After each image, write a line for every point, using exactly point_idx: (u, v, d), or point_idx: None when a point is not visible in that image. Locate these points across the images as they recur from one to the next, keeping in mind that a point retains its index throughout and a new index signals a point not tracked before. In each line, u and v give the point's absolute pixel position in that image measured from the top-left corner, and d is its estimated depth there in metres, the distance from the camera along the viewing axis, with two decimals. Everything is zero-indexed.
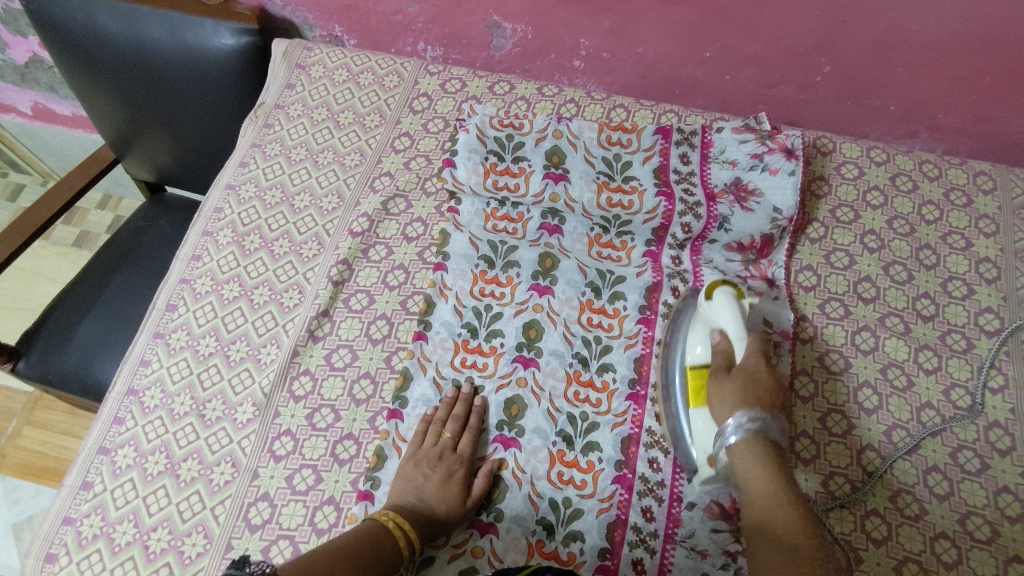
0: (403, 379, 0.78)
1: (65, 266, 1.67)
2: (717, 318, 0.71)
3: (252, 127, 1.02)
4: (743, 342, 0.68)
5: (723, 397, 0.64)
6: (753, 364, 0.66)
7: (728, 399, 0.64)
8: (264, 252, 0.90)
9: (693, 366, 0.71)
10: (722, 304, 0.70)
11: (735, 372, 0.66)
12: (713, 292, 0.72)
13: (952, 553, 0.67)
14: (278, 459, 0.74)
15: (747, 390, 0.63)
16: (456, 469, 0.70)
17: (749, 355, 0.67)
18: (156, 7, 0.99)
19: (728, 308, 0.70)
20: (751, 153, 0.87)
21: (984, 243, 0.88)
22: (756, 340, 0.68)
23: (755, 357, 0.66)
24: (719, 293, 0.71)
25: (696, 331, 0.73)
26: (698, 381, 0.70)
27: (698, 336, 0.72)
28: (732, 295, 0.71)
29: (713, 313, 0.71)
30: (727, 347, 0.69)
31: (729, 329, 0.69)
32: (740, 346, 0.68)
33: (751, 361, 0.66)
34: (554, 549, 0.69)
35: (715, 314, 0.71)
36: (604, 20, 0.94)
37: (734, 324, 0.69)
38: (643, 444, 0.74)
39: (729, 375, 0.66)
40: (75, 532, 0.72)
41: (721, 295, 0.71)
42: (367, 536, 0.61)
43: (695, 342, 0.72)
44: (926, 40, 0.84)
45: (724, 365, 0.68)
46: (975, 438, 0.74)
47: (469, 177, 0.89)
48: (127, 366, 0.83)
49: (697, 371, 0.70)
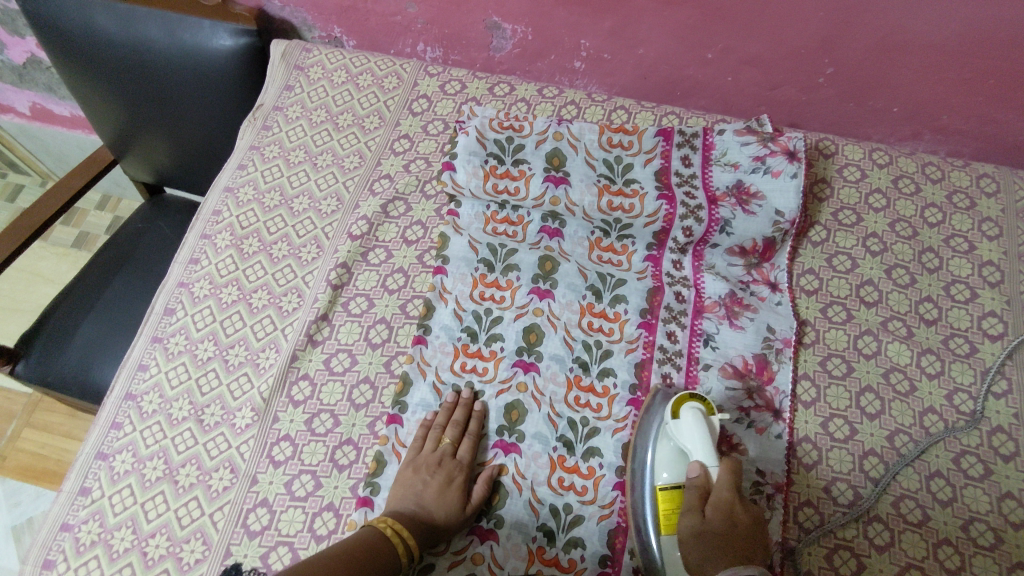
0: (402, 384, 0.77)
1: (64, 267, 1.66)
2: (689, 444, 0.66)
3: (251, 128, 1.01)
4: (715, 472, 0.64)
5: (701, 549, 0.60)
6: (730, 501, 0.61)
7: (709, 553, 0.60)
8: (262, 256, 0.90)
9: (662, 490, 0.66)
10: (689, 423, 0.66)
11: (710, 513, 0.62)
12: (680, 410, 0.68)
13: (955, 560, 0.67)
14: (277, 465, 0.74)
15: (725, 542, 0.60)
16: (455, 475, 0.70)
17: (724, 490, 0.62)
18: (154, 8, 0.98)
19: (697, 432, 0.65)
20: (753, 156, 0.86)
21: (987, 246, 0.87)
22: (729, 470, 0.63)
23: (731, 492, 0.62)
24: (687, 410, 0.67)
25: (664, 451, 0.68)
26: (668, 507, 0.65)
27: (665, 459, 0.67)
28: (700, 412, 0.66)
29: (682, 435, 0.66)
30: (702, 482, 0.64)
31: (703, 458, 0.64)
32: (714, 478, 0.64)
33: (725, 497, 0.62)
34: (555, 555, 0.68)
35: (684, 437, 0.66)
36: (605, 21, 0.94)
37: (704, 451, 0.64)
38: None
39: (706, 517, 0.62)
40: (73, 538, 0.71)
41: (691, 416, 0.66)
42: (366, 543, 0.60)
43: (663, 465, 0.67)
44: (929, 41, 0.84)
45: (698, 502, 0.63)
46: (978, 444, 0.74)
47: (469, 180, 0.88)
48: (124, 371, 0.82)
49: (667, 496, 0.66)
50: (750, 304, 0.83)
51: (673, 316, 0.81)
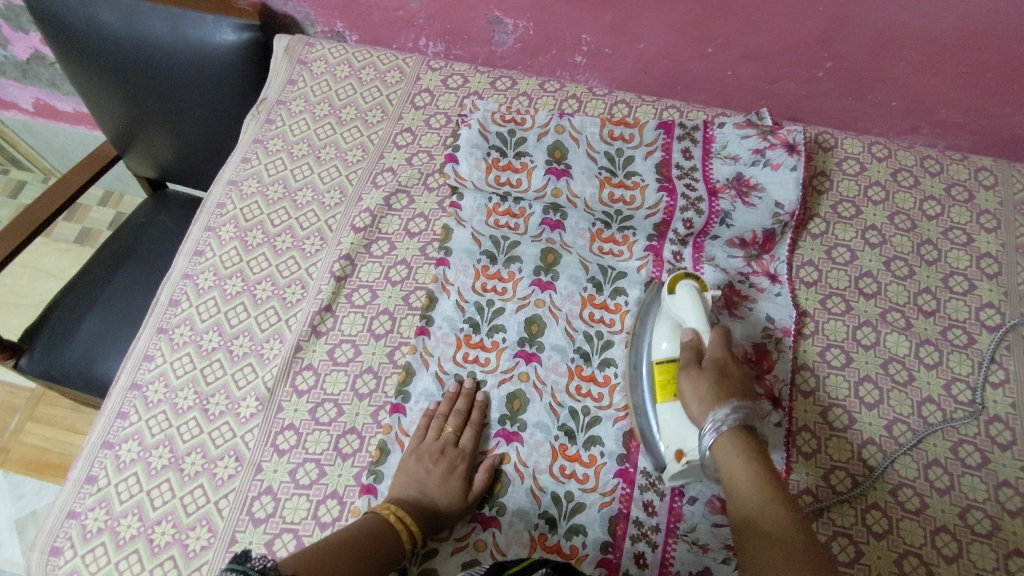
0: (406, 374, 0.78)
1: (66, 263, 1.67)
2: (683, 314, 0.72)
3: (254, 122, 1.02)
4: (707, 335, 0.70)
5: (695, 395, 0.65)
6: (722, 357, 0.67)
7: (703, 396, 0.65)
8: (266, 248, 0.90)
9: (660, 361, 0.71)
10: (684, 296, 0.72)
11: (705, 366, 0.67)
12: (675, 287, 0.74)
13: (952, 547, 0.68)
14: (281, 453, 0.75)
15: (716, 386, 0.65)
16: (458, 463, 0.70)
17: (717, 349, 0.68)
18: (157, 4, 0.99)
19: (692, 302, 0.71)
20: (753, 148, 0.87)
21: (985, 238, 0.88)
22: (720, 334, 0.69)
23: (723, 351, 0.68)
24: (681, 286, 0.73)
25: (661, 327, 0.73)
26: (666, 373, 0.70)
27: (663, 331, 0.73)
28: (694, 288, 0.72)
29: (677, 309, 0.72)
30: (697, 344, 0.69)
31: (697, 324, 0.70)
32: (707, 342, 0.70)
33: (718, 355, 0.68)
34: (556, 542, 0.69)
35: (680, 310, 0.72)
36: (605, 16, 0.94)
37: (697, 318, 0.70)
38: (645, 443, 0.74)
39: (701, 368, 0.67)
40: (79, 526, 0.72)
41: (684, 289, 0.72)
42: (368, 530, 0.61)
43: (661, 337, 0.73)
44: (926, 35, 0.84)
45: (694, 360, 0.68)
46: (975, 433, 0.75)
47: (471, 173, 0.89)
48: (130, 361, 0.83)
49: (665, 366, 0.71)
50: (750, 295, 0.84)
51: None
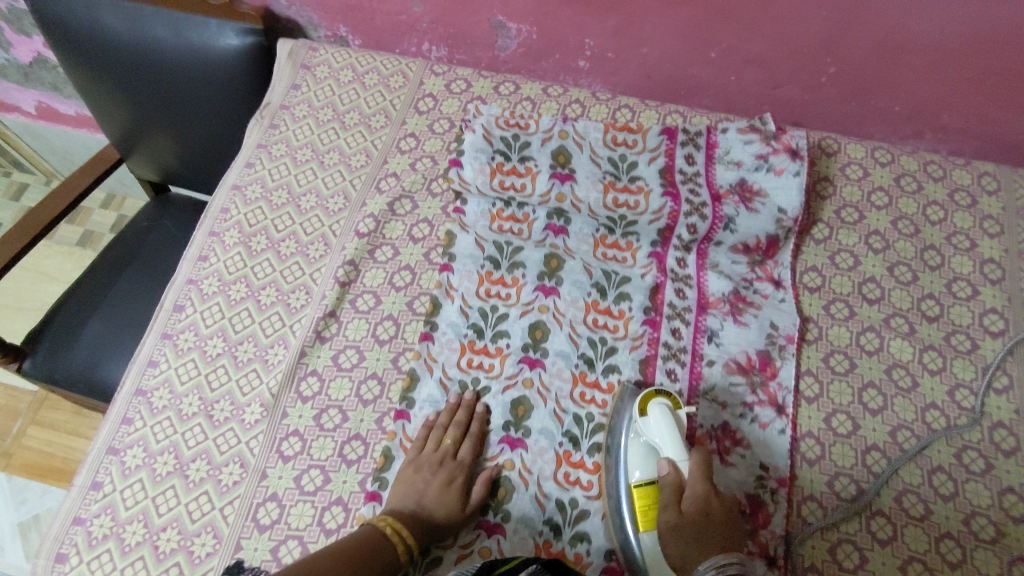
0: (410, 380, 0.78)
1: (69, 266, 1.67)
2: (658, 439, 0.67)
3: (258, 127, 1.02)
4: (686, 465, 0.65)
5: (679, 537, 0.62)
6: (704, 493, 0.63)
7: (690, 543, 0.61)
8: (270, 253, 0.90)
9: (639, 486, 0.67)
10: (658, 419, 0.68)
11: (687, 507, 0.63)
12: (647, 406, 0.70)
13: (957, 553, 0.68)
14: (286, 459, 0.75)
15: (701, 530, 0.61)
16: (456, 475, 0.70)
17: (698, 482, 0.63)
18: (161, 8, 0.99)
19: (666, 427, 0.67)
20: (756, 153, 0.87)
21: (989, 243, 0.88)
22: (700, 460, 0.65)
23: (704, 484, 0.63)
24: (654, 406, 0.69)
25: (636, 449, 0.69)
26: (645, 503, 0.66)
27: (637, 455, 0.68)
28: (668, 407, 0.69)
29: (652, 432, 0.68)
30: (676, 478, 0.64)
31: (674, 454, 0.66)
32: (686, 472, 0.65)
33: (700, 490, 0.63)
34: (561, 549, 0.69)
35: (655, 434, 0.68)
36: (609, 21, 0.94)
37: (675, 445, 0.66)
38: None
39: (682, 511, 0.62)
40: (85, 532, 0.72)
41: (658, 410, 0.68)
42: (365, 541, 0.62)
43: (634, 464, 0.68)
44: (929, 41, 0.85)
45: (674, 497, 0.63)
46: (979, 439, 0.75)
47: (475, 177, 0.89)
48: (135, 367, 0.83)
49: (643, 494, 0.66)
50: (753, 302, 0.83)
51: (676, 312, 0.82)
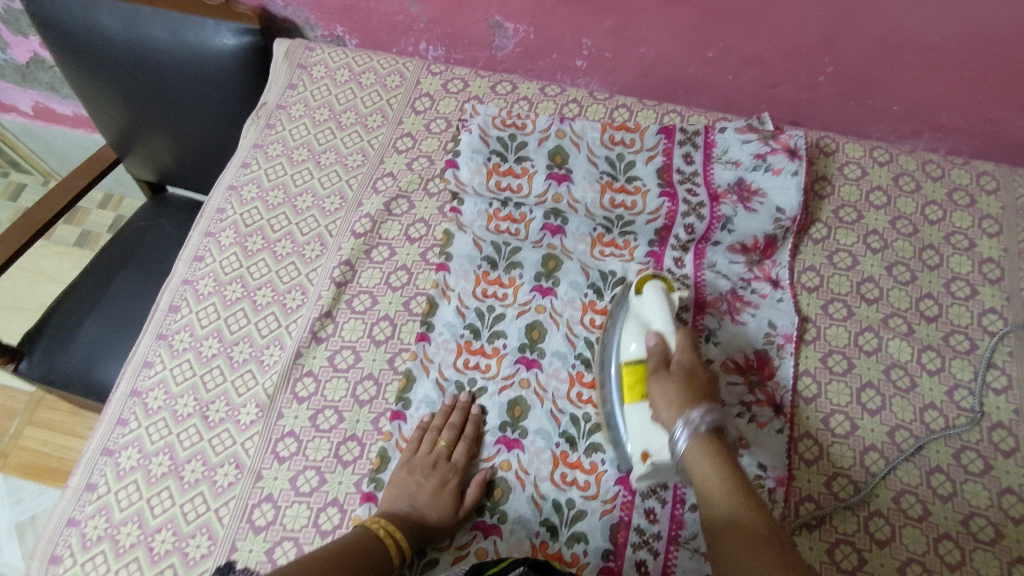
0: (406, 381, 0.78)
1: (66, 266, 1.67)
2: (650, 317, 0.73)
3: (254, 127, 1.02)
4: (673, 338, 0.70)
5: (667, 397, 0.66)
6: (691, 361, 0.69)
7: (675, 398, 0.66)
8: (266, 253, 0.90)
9: (629, 362, 0.72)
10: (652, 300, 0.72)
11: (674, 370, 0.68)
12: (642, 288, 0.74)
13: (955, 555, 0.67)
14: (281, 460, 0.74)
15: (688, 388, 0.66)
16: (450, 478, 0.70)
17: (685, 352, 0.69)
18: (159, 8, 0.99)
19: (659, 305, 0.72)
20: (754, 153, 0.87)
21: (988, 243, 0.88)
22: (687, 335, 0.71)
23: (690, 354, 0.69)
24: (649, 288, 0.73)
25: (629, 327, 0.74)
26: (635, 376, 0.71)
27: (631, 332, 0.73)
28: (661, 289, 0.73)
29: (645, 311, 0.73)
30: (664, 348, 0.70)
31: (664, 328, 0.71)
32: (673, 344, 0.70)
33: (687, 358, 0.69)
34: (558, 550, 0.69)
35: (647, 312, 0.73)
36: (606, 20, 0.94)
37: (664, 321, 0.71)
38: (640, 494, 0.71)
39: (670, 373, 0.68)
40: (79, 534, 0.72)
41: (652, 291, 0.73)
42: (357, 544, 0.62)
43: (628, 338, 0.73)
44: (928, 41, 0.84)
45: (662, 364, 0.69)
46: (978, 439, 0.74)
47: (472, 178, 0.88)
48: (130, 368, 0.83)
49: (634, 367, 0.71)
50: (751, 301, 0.83)
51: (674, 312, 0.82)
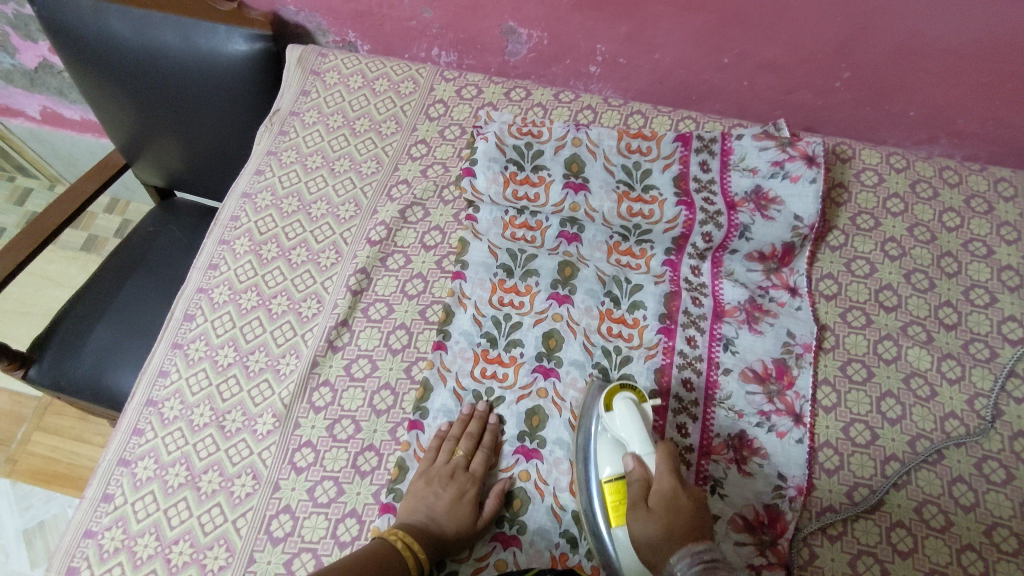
0: (423, 390, 0.77)
1: (74, 271, 1.66)
2: (625, 435, 0.67)
3: (268, 134, 1.01)
4: (652, 460, 0.65)
5: (649, 536, 0.61)
6: (671, 488, 0.62)
7: (659, 541, 0.60)
8: (281, 261, 0.90)
9: (609, 484, 0.66)
10: (624, 417, 0.67)
11: (655, 503, 0.62)
12: (613, 401, 0.69)
13: (978, 566, 0.67)
14: (299, 471, 0.74)
15: (670, 525, 0.60)
16: (467, 489, 0.69)
17: (665, 479, 0.63)
18: (169, 13, 0.99)
19: (632, 422, 0.66)
20: (772, 160, 0.87)
21: (1007, 250, 0.87)
22: (665, 454, 0.65)
23: (670, 479, 0.63)
24: (620, 401, 0.68)
25: (604, 447, 0.68)
26: (617, 500, 0.65)
27: (606, 453, 0.67)
28: (631, 401, 0.68)
29: (619, 428, 0.67)
30: (642, 472, 0.64)
31: (640, 448, 0.65)
32: (653, 467, 0.64)
33: (667, 485, 0.63)
34: (578, 562, 0.68)
35: (621, 429, 0.67)
36: (620, 26, 0.94)
37: (640, 440, 0.66)
38: None
39: (650, 508, 0.62)
40: (96, 545, 0.71)
41: (623, 407, 0.67)
42: (376, 556, 0.61)
43: (605, 460, 0.67)
44: (946, 47, 0.84)
45: (643, 494, 0.63)
46: (999, 449, 0.74)
47: (489, 187, 0.87)
48: (145, 377, 0.82)
49: (615, 489, 0.66)
50: (770, 310, 0.83)
51: (691, 320, 0.81)
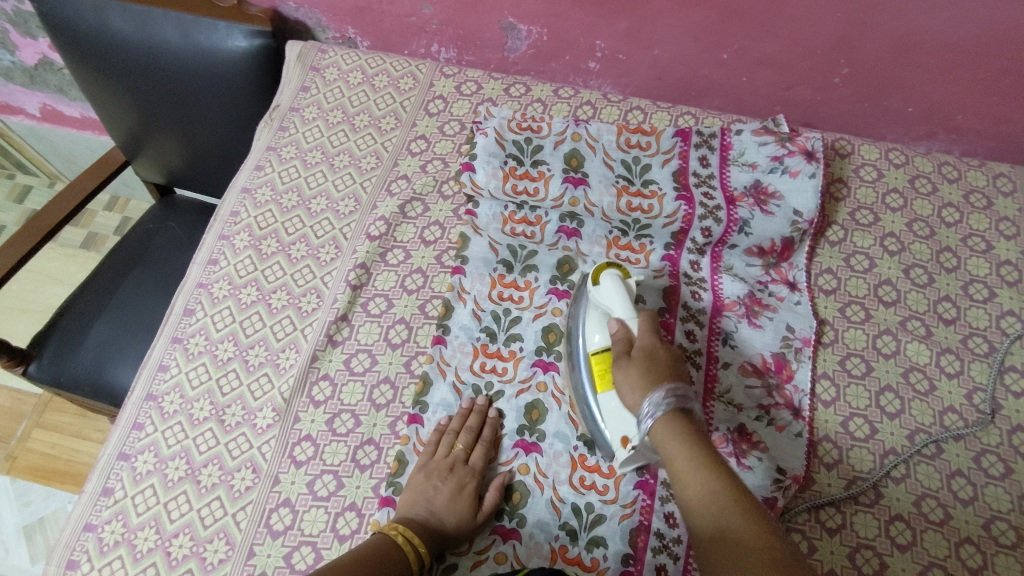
0: (422, 384, 0.77)
1: (73, 268, 1.66)
2: (610, 304, 0.71)
3: (267, 130, 1.01)
4: (635, 323, 0.69)
5: (629, 385, 0.64)
6: (651, 344, 0.67)
7: (637, 385, 0.64)
8: (281, 256, 0.90)
9: (595, 352, 0.71)
10: (609, 287, 0.71)
11: (636, 355, 0.66)
12: (600, 277, 0.73)
13: (977, 559, 0.67)
14: (299, 464, 0.74)
15: (649, 372, 0.64)
16: (467, 481, 0.70)
17: (646, 337, 0.67)
18: (170, 10, 0.99)
19: (617, 291, 0.70)
20: (771, 156, 0.87)
21: (1005, 246, 0.87)
22: (648, 319, 0.69)
23: (651, 337, 0.67)
24: (606, 276, 0.72)
25: (592, 319, 0.73)
26: (603, 365, 0.69)
27: (594, 324, 0.72)
28: (618, 276, 0.72)
29: (604, 298, 0.71)
30: (625, 334, 0.68)
31: (624, 314, 0.69)
32: (635, 330, 0.68)
33: (648, 342, 0.67)
34: (577, 554, 0.68)
35: (606, 299, 0.71)
36: (620, 22, 0.94)
37: (623, 307, 0.70)
38: (659, 497, 0.71)
39: (631, 360, 0.66)
40: (96, 538, 0.71)
41: (608, 279, 0.72)
42: (376, 551, 0.61)
43: (593, 330, 0.72)
44: (945, 42, 0.84)
45: (625, 351, 0.67)
46: (998, 443, 0.74)
47: (488, 182, 0.88)
48: (145, 371, 0.82)
49: (600, 356, 0.70)
50: (769, 304, 0.83)
51: (690, 314, 0.82)
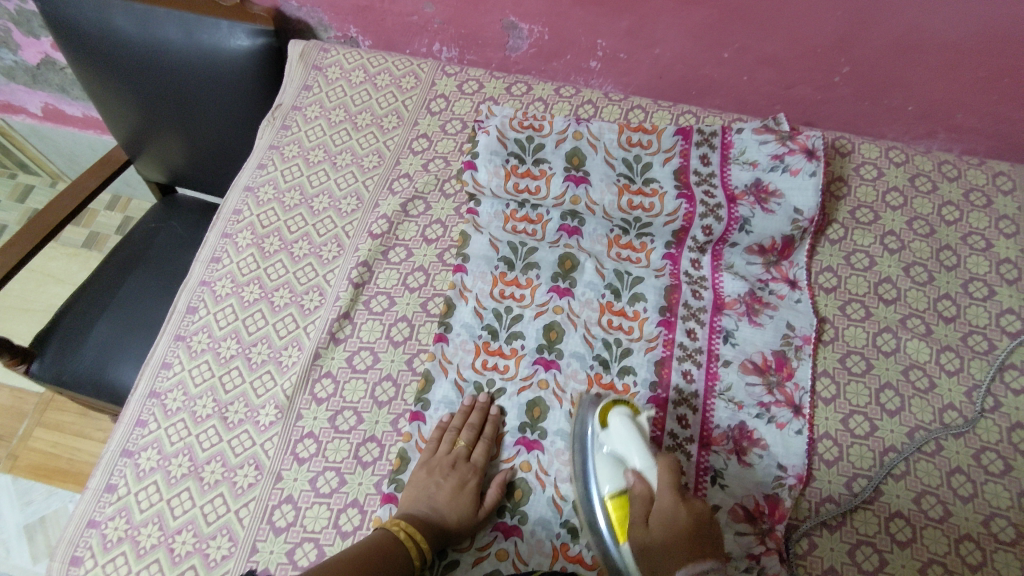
0: (424, 381, 0.78)
1: (75, 267, 1.67)
2: (623, 449, 0.66)
3: (269, 128, 1.02)
4: (654, 475, 0.63)
5: (654, 557, 0.59)
6: (671, 504, 0.61)
7: (663, 556, 0.59)
8: (284, 254, 0.90)
9: (610, 501, 0.65)
10: (620, 430, 0.66)
11: (656, 521, 0.61)
12: (608, 417, 0.69)
13: (976, 555, 0.67)
14: (301, 461, 0.74)
15: (674, 541, 0.59)
16: (469, 479, 0.70)
17: (665, 496, 0.61)
18: (171, 9, 0.99)
19: (629, 436, 0.66)
20: (772, 154, 0.87)
21: (1005, 244, 0.87)
22: (666, 470, 0.63)
23: (671, 495, 0.61)
24: (615, 417, 0.68)
25: (602, 462, 0.67)
26: (621, 515, 0.64)
27: (604, 469, 0.67)
28: (628, 415, 0.68)
29: (615, 442, 0.66)
30: (644, 489, 0.63)
31: (640, 463, 0.64)
32: (655, 484, 0.63)
33: (667, 503, 0.61)
34: (578, 552, 0.69)
35: (619, 443, 0.66)
36: (621, 21, 0.94)
37: (639, 454, 0.65)
38: None
39: (651, 527, 0.61)
40: (99, 535, 0.72)
41: (618, 421, 0.67)
42: (378, 547, 0.62)
43: (604, 477, 0.66)
44: (946, 41, 0.84)
45: (645, 512, 0.62)
46: (997, 440, 0.74)
47: (490, 180, 0.88)
48: (148, 369, 0.83)
49: (617, 506, 0.64)
50: (769, 303, 0.83)
51: (691, 313, 0.82)
